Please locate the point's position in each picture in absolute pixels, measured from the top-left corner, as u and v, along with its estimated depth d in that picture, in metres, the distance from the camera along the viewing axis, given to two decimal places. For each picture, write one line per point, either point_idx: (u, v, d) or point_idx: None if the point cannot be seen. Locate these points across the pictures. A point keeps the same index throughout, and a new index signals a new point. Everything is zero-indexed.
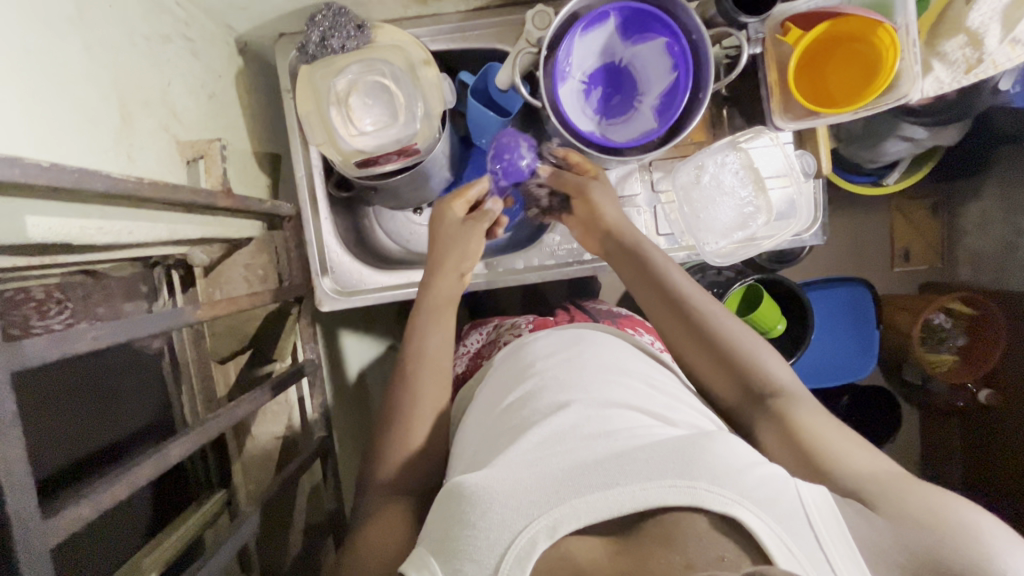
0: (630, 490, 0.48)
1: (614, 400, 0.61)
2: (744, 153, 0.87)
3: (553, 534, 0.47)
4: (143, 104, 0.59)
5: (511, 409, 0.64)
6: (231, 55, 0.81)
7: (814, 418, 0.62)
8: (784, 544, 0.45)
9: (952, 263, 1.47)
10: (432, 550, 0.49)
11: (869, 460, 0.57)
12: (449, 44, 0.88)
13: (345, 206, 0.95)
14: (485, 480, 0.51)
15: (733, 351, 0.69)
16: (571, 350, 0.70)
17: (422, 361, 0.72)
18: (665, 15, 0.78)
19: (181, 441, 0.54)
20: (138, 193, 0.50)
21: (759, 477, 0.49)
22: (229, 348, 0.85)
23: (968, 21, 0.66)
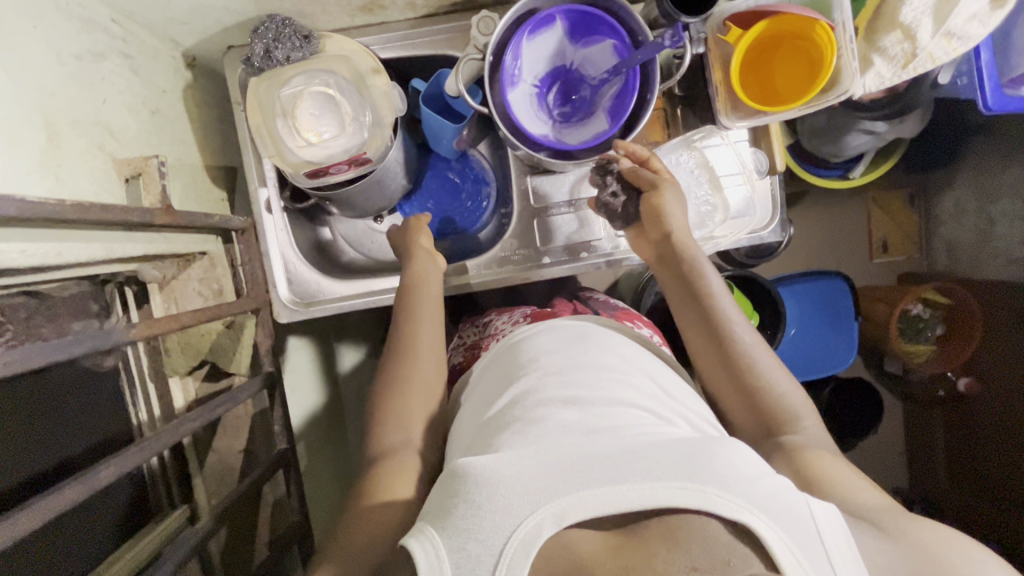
0: (639, 487, 0.48)
1: (617, 400, 0.64)
2: (698, 152, 0.87)
3: (559, 523, 0.48)
4: (72, 123, 0.58)
5: (514, 405, 0.66)
6: (178, 70, 0.81)
7: (824, 457, 0.65)
8: (792, 553, 0.45)
9: (929, 253, 1.47)
10: (432, 522, 0.52)
11: (873, 493, 0.60)
12: (398, 52, 0.88)
13: (303, 216, 0.95)
14: (492, 465, 0.53)
15: (745, 370, 0.71)
16: (575, 346, 0.73)
17: (422, 320, 0.79)
18: (609, 16, 0.79)
19: (107, 467, 0.56)
20: (59, 216, 0.49)
21: (768, 486, 0.49)
22: (187, 365, 0.85)
23: (901, 16, 0.67)
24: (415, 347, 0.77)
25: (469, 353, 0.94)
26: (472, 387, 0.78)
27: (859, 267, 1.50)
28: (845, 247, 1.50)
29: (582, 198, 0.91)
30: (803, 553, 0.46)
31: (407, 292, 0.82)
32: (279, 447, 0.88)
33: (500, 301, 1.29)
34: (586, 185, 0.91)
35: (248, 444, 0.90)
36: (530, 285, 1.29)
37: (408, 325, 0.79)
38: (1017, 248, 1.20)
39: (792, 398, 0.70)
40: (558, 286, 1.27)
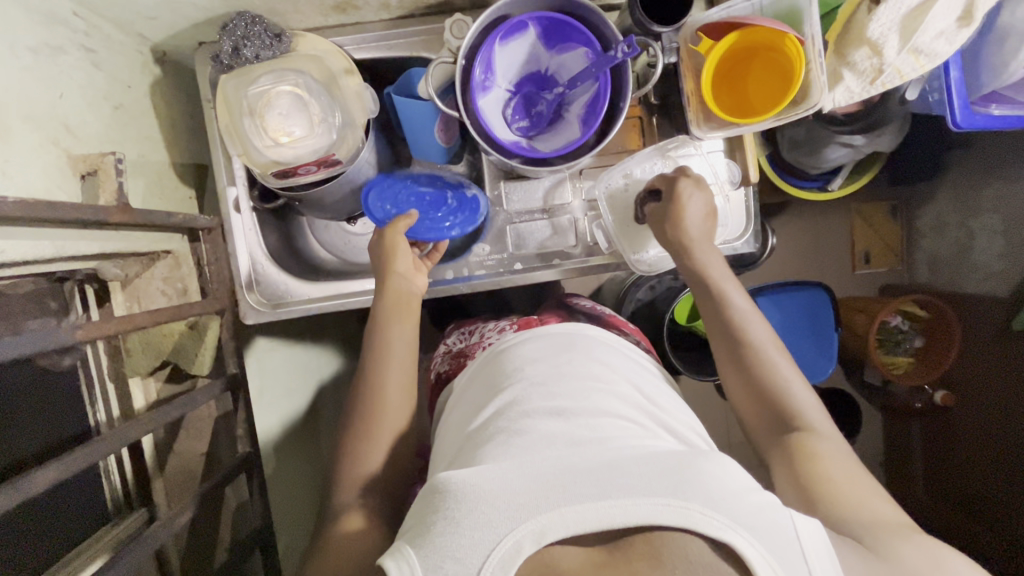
0: (622, 504, 0.48)
1: (601, 411, 0.65)
2: (673, 161, 0.87)
3: (540, 540, 0.48)
4: (23, 118, 0.57)
5: (496, 416, 0.67)
6: (145, 65, 0.79)
7: (837, 460, 0.64)
8: (771, 566, 0.46)
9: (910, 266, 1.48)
10: (410, 541, 0.51)
11: (878, 507, 0.59)
12: (373, 53, 0.87)
13: (275, 216, 0.94)
14: (474, 481, 0.53)
15: (759, 370, 0.71)
16: (560, 357, 0.73)
17: (392, 325, 0.77)
18: (583, 24, 0.78)
19: (47, 471, 0.55)
20: (1, 212, 0.48)
21: (752, 501, 0.50)
22: (148, 365, 0.82)
23: (868, 32, 0.66)
24: (387, 350, 0.77)
25: (454, 361, 0.94)
26: (460, 395, 0.78)
27: (841, 278, 1.50)
28: (827, 258, 1.50)
29: (557, 205, 0.90)
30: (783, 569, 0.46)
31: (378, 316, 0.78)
32: (241, 451, 0.87)
33: (481, 305, 1.28)
34: (561, 193, 0.90)
35: (210, 448, 0.88)
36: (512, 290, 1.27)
37: (377, 331, 0.77)
38: (997, 260, 1.22)
39: (803, 398, 0.69)
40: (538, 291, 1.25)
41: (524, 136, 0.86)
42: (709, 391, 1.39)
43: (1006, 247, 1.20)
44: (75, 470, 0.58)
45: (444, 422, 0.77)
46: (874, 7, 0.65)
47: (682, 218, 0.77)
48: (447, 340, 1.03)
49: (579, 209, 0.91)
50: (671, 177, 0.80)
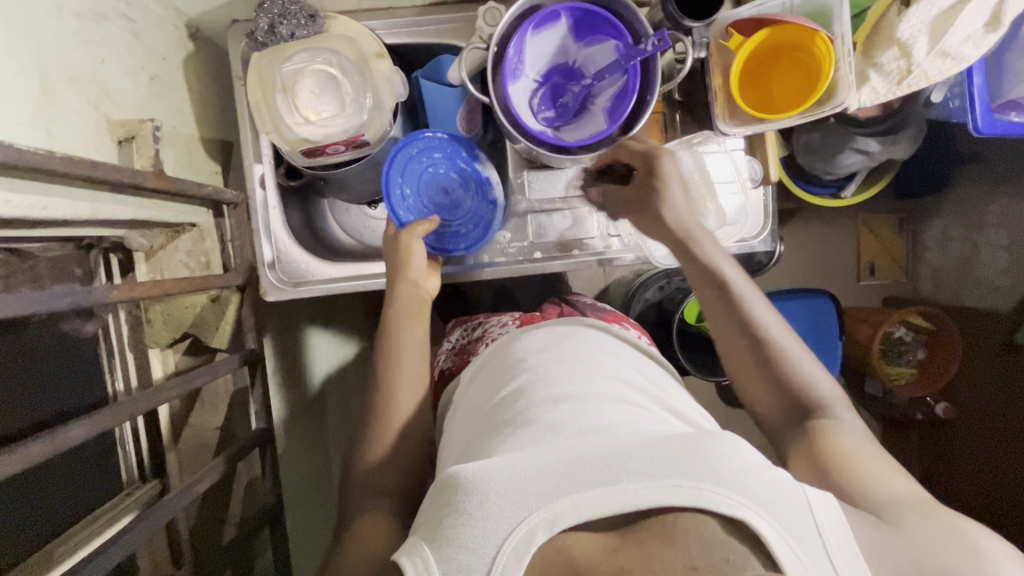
0: (634, 488, 0.48)
1: (609, 397, 0.64)
2: (698, 155, 0.88)
3: (553, 527, 0.48)
4: (68, 80, 0.58)
5: (503, 404, 0.66)
6: (180, 39, 0.80)
7: (854, 441, 0.65)
8: (787, 545, 0.45)
9: (914, 278, 1.49)
10: (425, 537, 0.50)
11: (895, 484, 0.60)
12: (403, 38, 0.88)
13: (298, 195, 0.94)
14: (484, 470, 0.52)
15: (777, 359, 0.71)
16: (562, 349, 0.74)
17: (404, 332, 0.80)
18: (614, 17, 0.79)
19: (75, 428, 0.55)
20: (48, 167, 0.49)
21: (765, 481, 0.49)
22: (169, 337, 0.83)
23: (898, 33, 0.68)
24: (398, 359, 0.79)
25: (456, 360, 0.96)
26: (466, 389, 0.79)
27: (845, 287, 1.50)
28: (832, 267, 1.50)
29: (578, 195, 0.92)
30: (798, 546, 0.45)
31: (390, 321, 0.81)
32: (256, 427, 0.86)
33: (488, 298, 1.28)
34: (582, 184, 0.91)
35: (225, 423, 0.88)
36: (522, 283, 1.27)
37: (389, 343, 0.79)
38: (1001, 276, 1.24)
39: (819, 385, 0.71)
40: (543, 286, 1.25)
41: (549, 125, 0.87)
42: (714, 392, 1.40)
43: (1010, 262, 1.21)
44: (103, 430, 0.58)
45: (455, 410, 0.79)
46: (905, 9, 0.67)
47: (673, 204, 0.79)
48: (447, 337, 1.04)
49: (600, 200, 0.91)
50: (645, 155, 0.81)
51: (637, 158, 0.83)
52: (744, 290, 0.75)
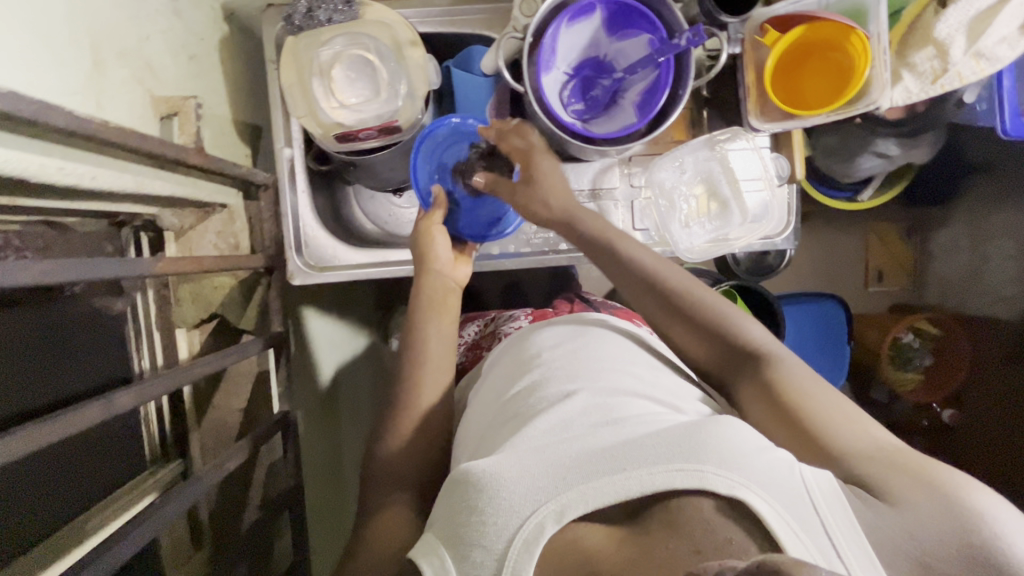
0: (638, 475, 0.48)
1: (620, 388, 0.62)
2: (721, 152, 0.89)
3: (562, 518, 0.48)
4: (117, 54, 0.58)
5: (517, 398, 0.65)
6: (216, 21, 0.80)
7: (798, 377, 0.61)
8: (788, 524, 0.45)
9: (922, 285, 1.49)
10: (442, 540, 0.50)
11: (862, 430, 0.55)
12: (436, 27, 0.88)
13: (324, 181, 0.94)
14: (492, 467, 0.52)
15: (689, 307, 0.69)
16: (576, 341, 0.70)
17: (431, 324, 0.79)
18: (649, 10, 0.80)
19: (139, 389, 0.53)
20: (103, 136, 0.49)
21: (765, 462, 0.48)
22: (196, 316, 0.83)
23: (936, 32, 0.69)
24: (425, 351, 0.78)
25: (470, 355, 0.95)
26: (481, 383, 0.77)
27: (854, 293, 1.50)
28: (842, 272, 1.50)
29: (604, 189, 0.92)
30: (800, 525, 0.45)
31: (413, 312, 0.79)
32: (279, 410, 0.86)
33: (501, 293, 1.28)
34: (608, 177, 0.91)
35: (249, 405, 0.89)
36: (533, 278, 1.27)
37: (416, 336, 0.78)
38: (1010, 285, 1.24)
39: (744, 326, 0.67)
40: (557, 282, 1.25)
41: (579, 117, 0.87)
42: None
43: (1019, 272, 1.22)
44: (167, 390, 0.56)
45: (473, 398, 0.76)
46: (943, 9, 0.68)
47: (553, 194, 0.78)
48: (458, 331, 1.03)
49: (624, 194, 0.92)
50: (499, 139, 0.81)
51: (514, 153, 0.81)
52: (646, 262, 0.73)
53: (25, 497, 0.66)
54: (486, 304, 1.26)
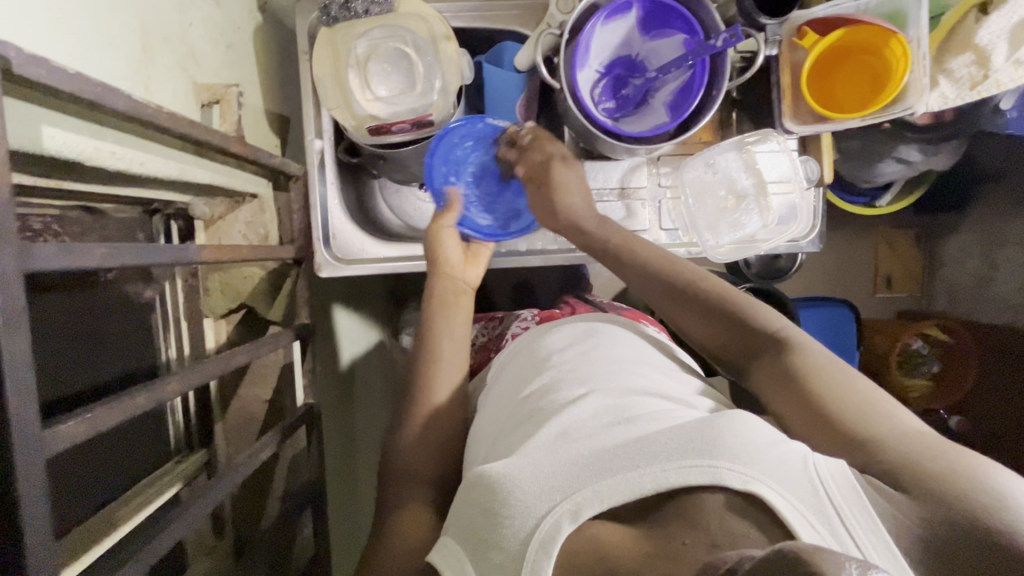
0: (651, 472, 0.46)
1: (632, 387, 0.60)
2: (750, 154, 0.88)
3: (577, 517, 0.46)
4: (163, 40, 0.58)
5: (528, 399, 0.63)
6: (251, 11, 0.80)
7: (819, 362, 0.58)
8: (806, 519, 0.42)
9: (930, 292, 1.47)
10: (462, 542, 0.50)
11: (887, 422, 0.51)
12: (470, 22, 0.88)
13: (351, 174, 0.93)
14: (507, 468, 0.51)
15: (700, 299, 0.68)
16: (587, 343, 0.69)
17: (446, 323, 0.77)
18: (686, 11, 0.80)
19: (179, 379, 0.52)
20: (156, 121, 0.48)
21: (779, 455, 0.46)
22: (225, 306, 0.83)
23: (977, 38, 0.71)
24: (436, 349, 0.75)
25: (478, 356, 0.94)
26: (492, 385, 0.74)
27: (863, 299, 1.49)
28: (850, 278, 1.50)
29: (632, 187, 0.92)
30: (816, 518, 0.42)
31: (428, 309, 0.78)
32: (304, 403, 0.85)
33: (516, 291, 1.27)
34: (637, 176, 0.92)
35: (273, 397, 0.88)
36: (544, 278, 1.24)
37: (431, 333, 0.76)
38: (1017, 294, 1.20)
39: (759, 314, 0.65)
40: (573, 282, 1.24)
41: (610, 116, 0.87)
42: None
43: None
44: (206, 380, 0.55)
45: (483, 397, 0.74)
46: (983, 17, 0.71)
47: (573, 212, 0.80)
48: None
49: (651, 194, 0.92)
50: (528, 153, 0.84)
51: (534, 161, 0.84)
52: (649, 259, 0.74)
53: (70, 481, 0.65)
54: (501, 302, 1.25)
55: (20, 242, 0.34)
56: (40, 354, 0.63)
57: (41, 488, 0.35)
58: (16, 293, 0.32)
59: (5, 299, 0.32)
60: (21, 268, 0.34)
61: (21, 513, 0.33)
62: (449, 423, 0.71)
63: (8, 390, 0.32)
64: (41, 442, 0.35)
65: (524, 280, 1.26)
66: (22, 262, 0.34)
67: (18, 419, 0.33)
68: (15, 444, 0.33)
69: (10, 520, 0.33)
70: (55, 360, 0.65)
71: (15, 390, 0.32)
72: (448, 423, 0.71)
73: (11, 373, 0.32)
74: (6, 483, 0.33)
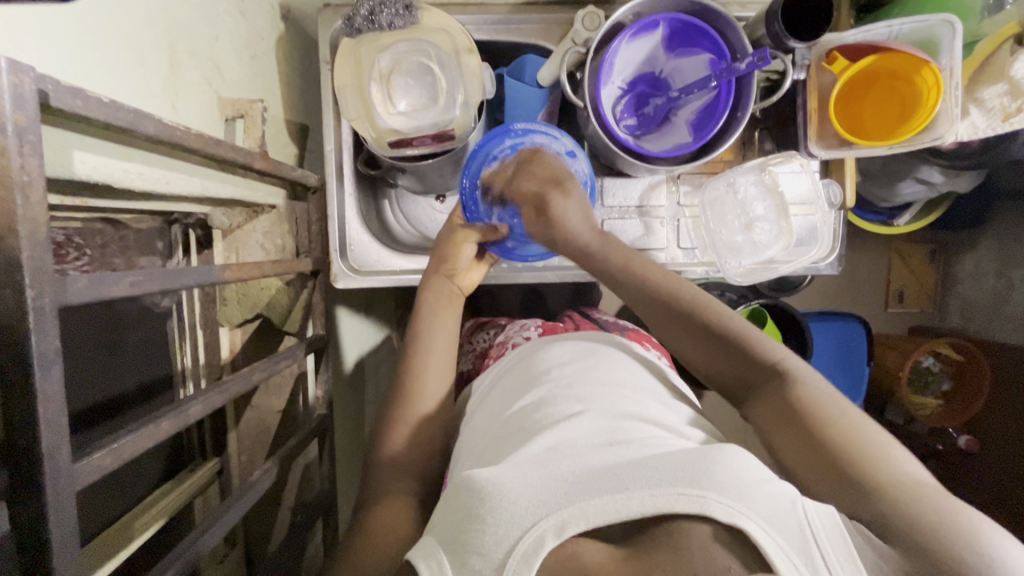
0: (640, 496, 0.44)
1: (627, 411, 0.57)
2: (773, 176, 0.87)
3: (561, 533, 0.43)
4: (190, 55, 0.58)
5: (522, 413, 0.60)
6: (274, 19, 0.79)
7: (822, 398, 0.56)
8: (792, 559, 0.40)
9: (943, 309, 1.42)
10: (438, 538, 0.47)
11: (881, 466, 0.49)
12: (492, 35, 0.88)
13: (368, 185, 0.93)
14: (495, 477, 0.48)
15: (698, 316, 0.66)
16: (587, 361, 0.66)
17: (436, 319, 0.77)
18: (713, 31, 0.79)
19: (200, 399, 0.51)
20: (185, 144, 0.48)
21: (770, 492, 0.44)
22: (241, 316, 0.83)
23: (1013, 71, 0.75)
24: (432, 345, 0.75)
25: (477, 363, 0.91)
26: (481, 400, 0.71)
27: (875, 314, 1.45)
28: (864, 291, 1.45)
29: (651, 206, 0.91)
30: (801, 559, 0.40)
31: (421, 312, 0.78)
32: (317, 413, 0.84)
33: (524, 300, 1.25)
34: (657, 195, 0.91)
35: (286, 406, 0.88)
36: (553, 288, 1.23)
37: (423, 330, 0.76)
38: None
39: (764, 340, 0.63)
40: (584, 294, 1.23)
41: (631, 134, 0.86)
42: None
43: None
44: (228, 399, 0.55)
45: (472, 409, 0.72)
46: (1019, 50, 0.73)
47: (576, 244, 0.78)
48: (468, 339, 0.99)
49: (670, 213, 0.91)
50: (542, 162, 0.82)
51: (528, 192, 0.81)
52: (648, 277, 0.71)
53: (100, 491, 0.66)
54: (510, 310, 1.24)
55: (54, 275, 0.34)
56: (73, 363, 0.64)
57: (72, 523, 0.35)
58: (50, 332, 0.32)
59: (40, 338, 0.32)
60: (56, 301, 0.34)
61: (52, 550, 0.33)
62: (440, 422, 0.70)
63: (44, 429, 0.32)
64: (72, 476, 0.35)
65: (534, 288, 1.25)
66: (57, 296, 0.34)
67: (52, 455, 0.33)
68: (48, 482, 0.33)
69: (40, 557, 0.33)
70: (82, 371, 0.66)
71: (48, 427, 0.32)
72: (440, 421, 0.70)
73: (46, 413, 0.32)
74: (37, 519, 0.33)
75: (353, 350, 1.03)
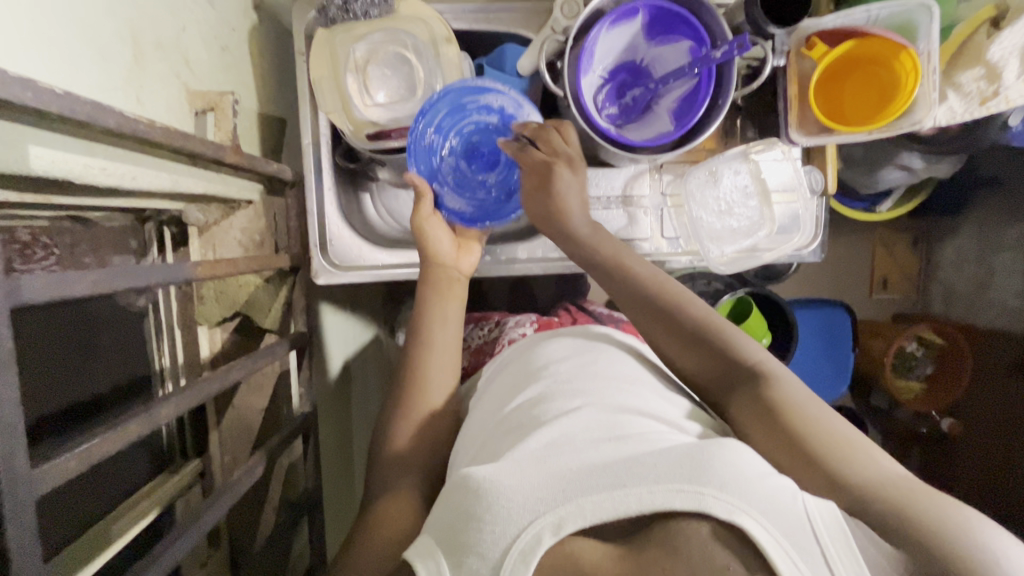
0: (637, 492, 0.43)
1: (625, 407, 0.56)
2: (754, 164, 0.86)
3: (559, 531, 0.43)
4: (156, 46, 0.56)
5: (520, 409, 0.59)
6: (245, 10, 0.77)
7: (804, 399, 0.55)
8: (790, 556, 0.40)
9: (926, 295, 1.43)
10: (438, 535, 0.46)
11: (871, 469, 0.49)
12: (471, 24, 0.86)
13: (349, 179, 0.91)
14: (494, 474, 0.47)
15: (682, 318, 0.65)
16: (586, 355, 0.65)
17: (438, 313, 0.75)
18: (692, 17, 0.78)
19: (171, 400, 0.50)
20: (148, 137, 0.46)
21: (770, 488, 0.43)
22: (219, 314, 0.81)
23: (989, 54, 0.75)
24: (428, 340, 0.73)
25: (470, 360, 0.90)
26: (480, 395, 0.71)
27: (859, 302, 1.46)
28: (849, 279, 1.45)
29: (634, 196, 0.90)
30: (800, 556, 0.40)
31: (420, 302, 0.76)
32: (299, 412, 0.83)
33: (512, 293, 1.24)
34: (639, 184, 0.90)
35: (269, 405, 0.87)
36: (539, 281, 1.22)
37: (426, 318, 0.74)
38: (1012, 298, 1.18)
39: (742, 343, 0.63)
40: (571, 286, 1.22)
41: (613, 123, 0.86)
42: None
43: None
44: (203, 398, 0.54)
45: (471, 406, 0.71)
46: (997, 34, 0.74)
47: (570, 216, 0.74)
48: None
49: (654, 202, 0.90)
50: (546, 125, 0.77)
51: (538, 159, 0.75)
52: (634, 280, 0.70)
53: (72, 496, 0.65)
54: (496, 304, 1.23)
55: (3, 274, 0.32)
56: (42, 366, 0.62)
57: (29, 531, 0.34)
58: (2, 334, 0.31)
59: None
60: (7, 301, 0.33)
61: (10, 559, 0.32)
62: (429, 418, 0.68)
63: None
64: (29, 483, 0.34)
65: (522, 282, 1.24)
66: (7, 295, 0.33)
67: (5, 463, 0.32)
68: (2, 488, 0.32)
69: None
70: (53, 373, 0.64)
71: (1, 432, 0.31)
72: (437, 415, 0.69)
73: None
74: None
75: (338, 348, 1.01)
